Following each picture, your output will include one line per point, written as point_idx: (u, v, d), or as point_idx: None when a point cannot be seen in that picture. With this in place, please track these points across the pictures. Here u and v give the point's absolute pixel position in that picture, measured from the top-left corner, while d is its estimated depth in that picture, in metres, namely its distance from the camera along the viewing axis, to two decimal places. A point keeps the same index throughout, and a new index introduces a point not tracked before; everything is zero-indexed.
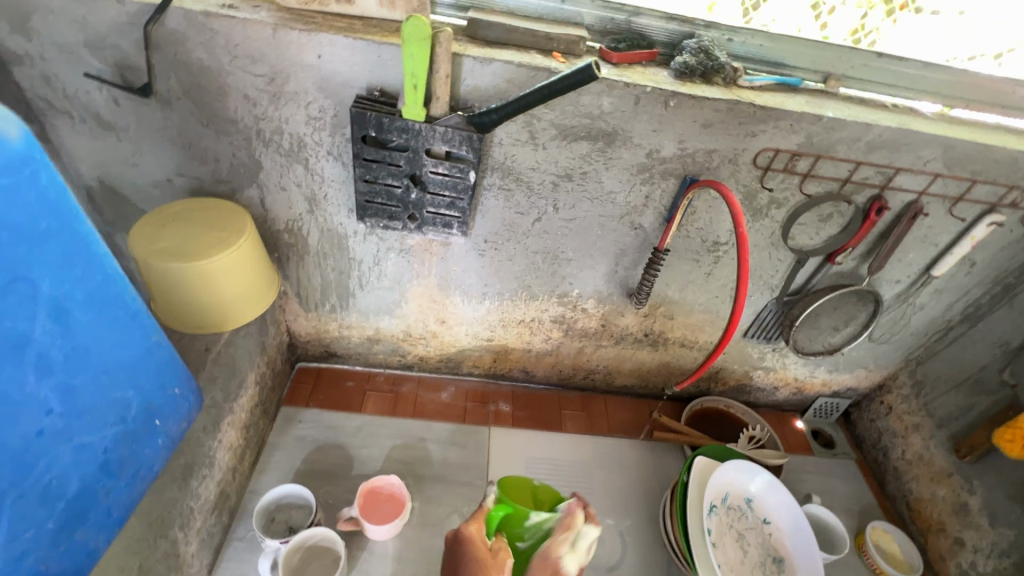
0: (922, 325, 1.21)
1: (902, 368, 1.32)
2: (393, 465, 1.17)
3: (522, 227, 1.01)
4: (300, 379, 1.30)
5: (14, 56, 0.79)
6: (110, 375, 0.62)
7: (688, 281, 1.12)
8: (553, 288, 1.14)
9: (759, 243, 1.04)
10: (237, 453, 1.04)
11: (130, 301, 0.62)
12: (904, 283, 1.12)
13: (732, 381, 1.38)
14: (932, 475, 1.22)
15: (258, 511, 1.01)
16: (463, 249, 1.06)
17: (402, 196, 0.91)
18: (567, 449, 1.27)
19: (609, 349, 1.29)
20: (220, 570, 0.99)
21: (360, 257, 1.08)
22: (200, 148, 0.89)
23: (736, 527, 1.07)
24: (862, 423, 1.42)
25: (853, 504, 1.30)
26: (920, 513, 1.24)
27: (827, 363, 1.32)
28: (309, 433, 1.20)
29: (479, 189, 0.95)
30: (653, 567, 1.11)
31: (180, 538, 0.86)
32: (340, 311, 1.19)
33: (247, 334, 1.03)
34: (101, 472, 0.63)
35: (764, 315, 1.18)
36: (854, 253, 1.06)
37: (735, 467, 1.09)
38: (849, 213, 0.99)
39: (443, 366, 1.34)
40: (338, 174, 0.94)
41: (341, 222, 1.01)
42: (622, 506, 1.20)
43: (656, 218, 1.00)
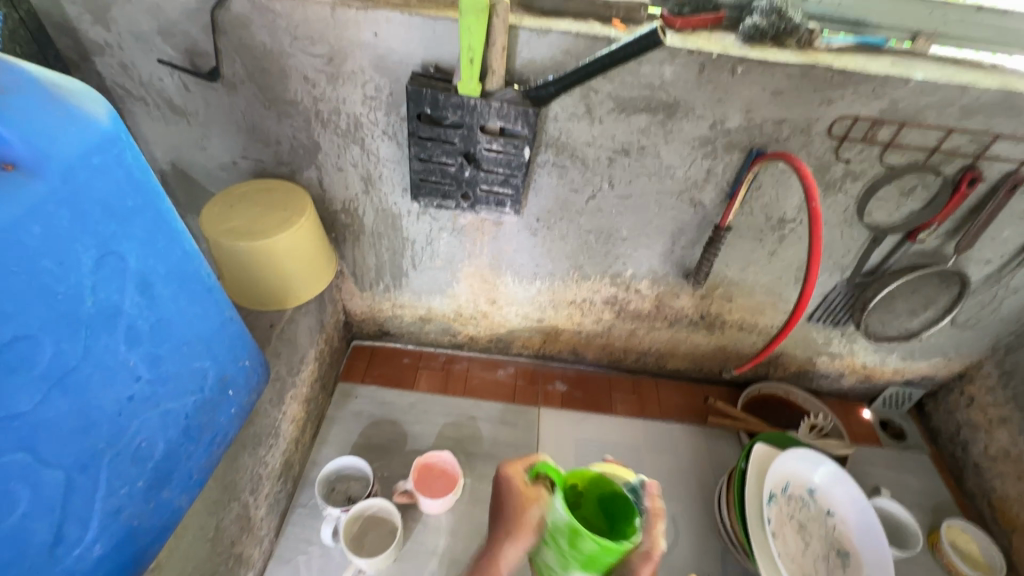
0: (1015, 309, 1.11)
1: (988, 356, 1.22)
2: (445, 441, 1.20)
3: (575, 205, 0.99)
4: (356, 356, 1.34)
5: (96, 46, 0.83)
6: (191, 346, 0.65)
7: (749, 261, 1.07)
8: (605, 268, 1.11)
9: (830, 220, 0.98)
10: (299, 425, 1.09)
11: (206, 277, 0.65)
12: (995, 263, 1.03)
13: (793, 367, 1.32)
14: (1021, 473, 1.12)
15: (319, 481, 1.06)
16: (515, 229, 1.05)
17: (456, 174, 0.91)
18: (618, 431, 1.26)
19: (662, 331, 1.25)
20: (286, 533, 1.05)
21: (413, 237, 1.09)
22: (263, 130, 0.92)
23: (797, 517, 1.03)
24: (939, 414, 1.32)
25: (927, 499, 1.22)
26: (1005, 513, 1.15)
27: (901, 350, 1.24)
28: (365, 408, 1.25)
29: (533, 166, 0.93)
30: (707, 553, 1.09)
31: (250, 502, 0.91)
32: (393, 291, 1.22)
33: (307, 312, 1.07)
34: (183, 437, 0.67)
35: (832, 298, 1.12)
36: (939, 231, 0.98)
37: (798, 455, 1.05)
38: (936, 186, 0.91)
39: (492, 347, 1.35)
40: (394, 153, 0.94)
41: (395, 202, 1.02)
42: (675, 491, 1.17)
43: (717, 194, 0.96)
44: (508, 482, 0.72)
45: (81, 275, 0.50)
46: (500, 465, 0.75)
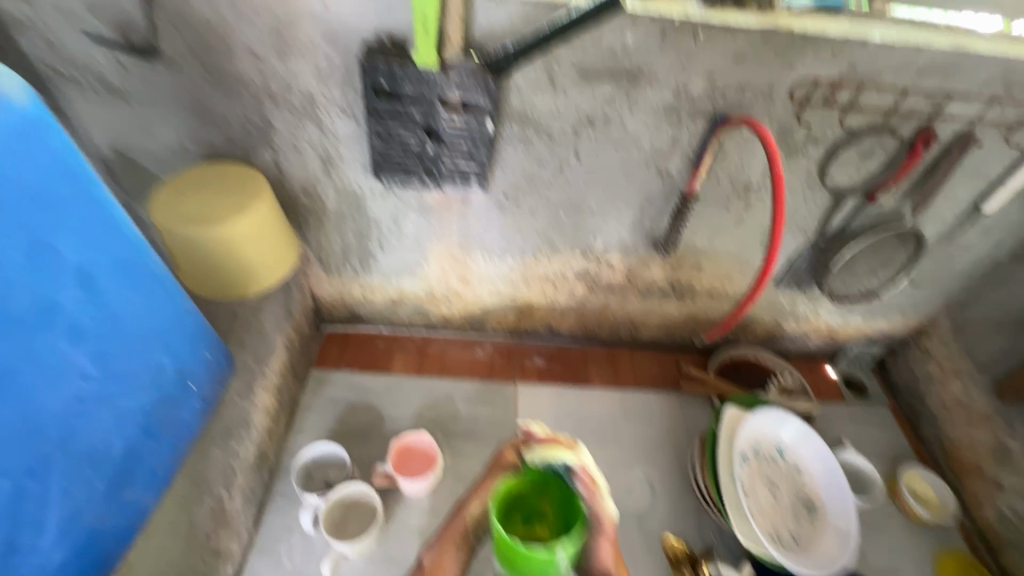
0: (967, 265, 1.16)
1: (943, 312, 1.27)
2: (423, 422, 1.20)
3: (543, 178, 0.98)
4: (328, 342, 1.32)
5: (17, 22, 0.77)
6: (143, 341, 0.63)
7: (717, 229, 1.08)
8: (576, 241, 1.11)
9: (794, 185, 0.99)
10: (272, 415, 1.07)
11: (154, 266, 0.62)
12: (949, 222, 1.06)
13: (762, 331, 1.35)
14: (972, 419, 1.19)
15: (297, 470, 1.07)
16: (483, 205, 1.03)
17: (418, 151, 0.88)
18: (596, 402, 1.27)
19: (634, 302, 1.26)
20: (265, 524, 1.03)
21: (379, 217, 1.06)
22: (210, 110, 0.87)
23: (769, 476, 1.07)
24: (898, 368, 1.38)
25: (888, 450, 1.28)
26: (958, 457, 1.21)
27: (862, 310, 1.28)
28: (340, 394, 1.23)
29: (498, 140, 0.91)
30: (684, 514, 1.13)
31: (224, 496, 0.89)
32: (362, 274, 1.19)
33: (272, 300, 1.04)
34: (143, 434, 0.65)
35: (797, 262, 1.14)
36: (898, 192, 1.00)
37: (766, 416, 1.08)
38: (893, 148, 0.93)
39: (467, 326, 1.34)
40: (353, 131, 0.91)
41: (358, 182, 0.99)
42: (652, 456, 1.20)
43: (683, 162, 0.95)
44: (505, 457, 0.80)
45: (10, 270, 0.46)
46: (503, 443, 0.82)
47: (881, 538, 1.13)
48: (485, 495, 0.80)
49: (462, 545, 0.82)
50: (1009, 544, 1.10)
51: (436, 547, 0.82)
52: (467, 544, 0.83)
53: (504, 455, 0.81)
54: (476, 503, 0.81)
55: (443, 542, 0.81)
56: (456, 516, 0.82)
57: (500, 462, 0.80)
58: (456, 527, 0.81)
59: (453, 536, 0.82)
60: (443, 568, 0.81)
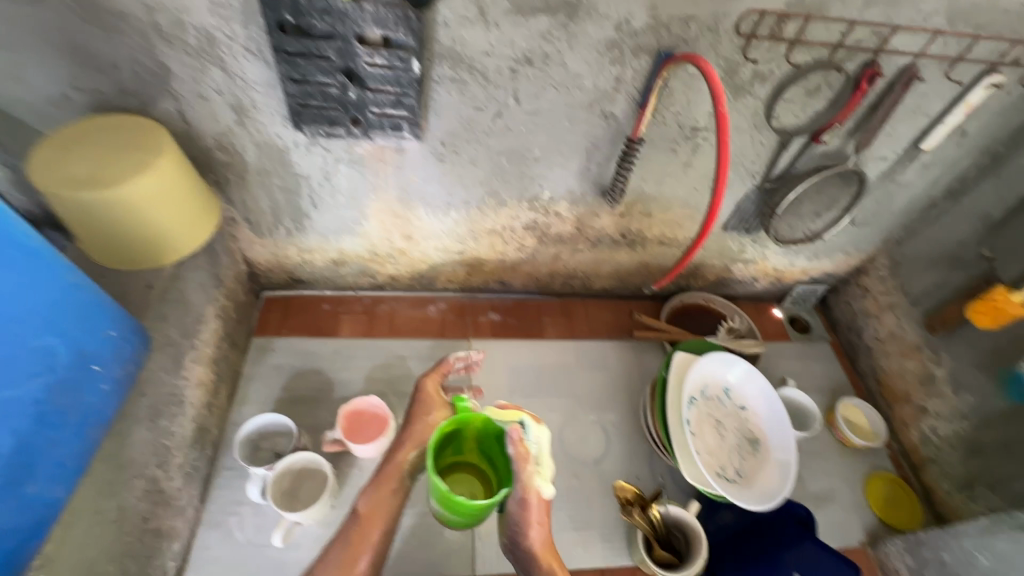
0: (905, 203, 1.18)
1: (881, 250, 1.30)
2: (374, 385, 1.17)
3: (481, 124, 0.91)
4: (268, 308, 1.25)
5: None
6: (22, 323, 0.56)
7: (665, 174, 1.05)
8: (522, 192, 1.06)
9: (741, 126, 0.96)
10: (210, 388, 1.02)
11: (24, 238, 0.55)
12: (889, 160, 1.07)
13: (712, 276, 1.36)
14: (903, 351, 1.25)
15: (240, 441, 1.01)
16: (419, 155, 0.96)
17: (339, 96, 0.80)
18: (550, 355, 1.27)
19: (586, 253, 1.24)
20: (212, 498, 1.00)
21: (307, 172, 0.97)
22: (90, 52, 0.75)
23: (715, 415, 1.10)
24: (839, 306, 1.43)
25: (826, 383, 1.35)
26: (889, 387, 1.29)
27: (807, 251, 1.31)
28: (285, 361, 1.18)
29: (428, 82, 0.83)
30: (636, 457, 1.16)
31: (160, 475, 0.85)
32: (297, 234, 1.11)
33: (195, 267, 0.96)
34: (38, 424, 0.59)
35: (744, 206, 1.13)
36: (842, 130, 0.99)
37: (713, 359, 1.10)
38: (838, 84, 0.91)
39: (416, 284, 1.29)
40: (264, 75, 0.81)
41: (277, 134, 0.90)
42: (606, 404, 1.22)
43: (628, 104, 0.91)
44: (430, 394, 0.96)
45: None
46: (421, 376, 0.99)
47: (817, 465, 1.20)
48: (417, 437, 0.90)
49: (398, 488, 0.87)
50: (929, 461, 1.19)
51: (371, 489, 0.86)
52: (404, 489, 0.88)
53: (425, 390, 0.97)
54: (412, 448, 0.90)
55: (379, 486, 0.86)
56: (387, 462, 0.89)
57: (419, 390, 0.97)
58: (392, 475, 0.88)
59: (390, 481, 0.87)
60: (379, 506, 0.85)
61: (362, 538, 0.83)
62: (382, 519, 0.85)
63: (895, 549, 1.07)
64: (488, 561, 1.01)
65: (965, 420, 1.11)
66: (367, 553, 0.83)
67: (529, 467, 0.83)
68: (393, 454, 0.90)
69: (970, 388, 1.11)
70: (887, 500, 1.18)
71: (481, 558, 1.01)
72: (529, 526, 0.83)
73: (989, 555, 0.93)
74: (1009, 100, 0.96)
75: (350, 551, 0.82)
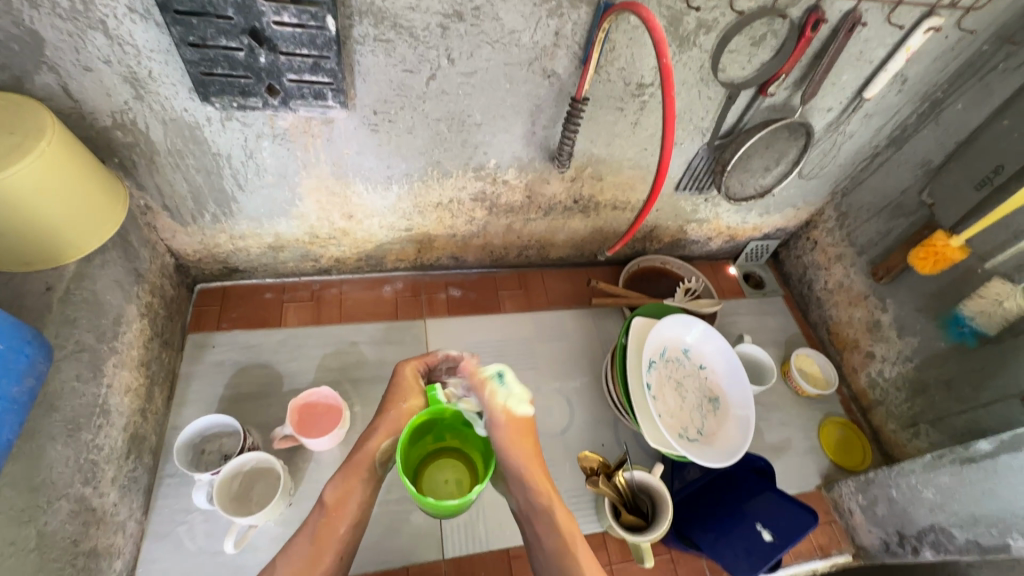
0: (850, 154, 1.18)
1: (828, 202, 1.32)
2: (327, 373, 1.11)
3: (415, 88, 0.84)
4: (204, 301, 1.15)
5: None
6: None
7: (614, 134, 1.01)
8: (466, 160, 1.00)
9: (687, 80, 0.93)
10: (141, 393, 0.94)
11: None
12: (835, 110, 1.06)
13: (667, 238, 1.35)
14: (851, 300, 1.28)
15: (181, 445, 0.93)
16: (350, 126, 0.88)
17: (248, 61, 0.72)
18: (509, 329, 1.24)
19: (539, 222, 1.20)
20: (156, 508, 0.94)
21: (226, 150, 0.88)
22: None
23: (675, 377, 1.10)
24: (789, 260, 1.46)
25: (780, 336, 1.38)
26: (839, 335, 1.33)
27: (758, 208, 1.31)
28: (227, 357, 1.10)
29: (350, 43, 0.76)
30: (601, 424, 1.16)
31: (86, 493, 0.78)
32: (225, 220, 1.02)
33: (106, 262, 0.86)
34: None
35: (695, 164, 1.11)
36: (787, 82, 0.97)
37: (671, 322, 1.10)
38: (783, 33, 0.88)
39: (364, 265, 1.22)
40: (156, 40, 0.71)
41: (185, 108, 0.80)
42: (569, 374, 1.21)
43: (570, 61, 0.86)
44: (403, 379, 0.87)
45: None
46: (400, 361, 0.89)
47: (773, 416, 1.24)
48: (388, 428, 0.82)
49: (368, 479, 0.80)
50: (876, 404, 1.24)
51: (340, 477, 0.80)
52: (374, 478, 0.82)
53: (401, 381, 0.87)
54: (383, 438, 0.82)
55: (348, 474, 0.80)
56: (357, 451, 0.82)
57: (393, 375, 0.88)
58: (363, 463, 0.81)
59: (361, 468, 0.80)
60: (346, 495, 0.79)
61: (327, 533, 0.76)
62: (349, 509, 0.79)
63: (848, 490, 1.12)
64: (456, 542, 0.99)
65: (909, 363, 1.15)
66: (334, 548, 0.76)
67: (489, 387, 0.81)
68: (364, 442, 0.82)
69: (913, 331, 1.14)
70: (839, 444, 1.23)
71: (449, 540, 0.99)
72: (515, 454, 0.80)
73: (933, 489, 0.96)
74: (947, 43, 0.96)
75: (314, 544, 0.75)
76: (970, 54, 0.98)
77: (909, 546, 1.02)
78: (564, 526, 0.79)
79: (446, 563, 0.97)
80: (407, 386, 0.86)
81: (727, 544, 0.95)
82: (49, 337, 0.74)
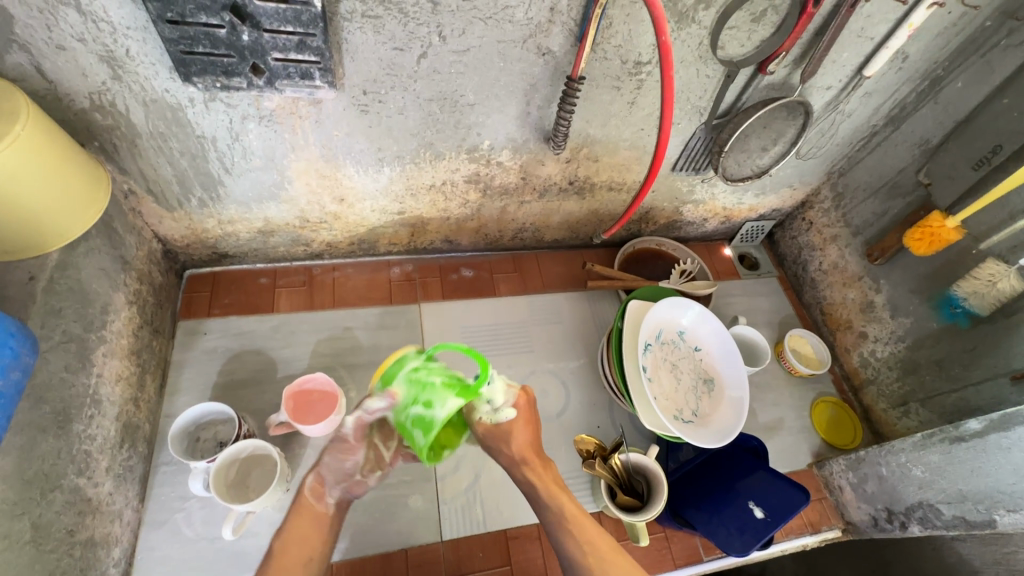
0: (848, 134, 1.17)
1: (825, 182, 1.31)
2: (321, 359, 1.10)
3: (405, 68, 0.81)
4: (194, 287, 1.13)
5: None
6: None
7: (610, 114, 0.99)
8: (459, 142, 0.98)
9: (685, 57, 0.91)
10: (133, 382, 0.93)
11: None
12: (835, 88, 1.05)
13: (662, 219, 1.34)
14: (845, 280, 1.28)
15: (175, 433, 0.92)
16: (339, 107, 0.85)
17: (231, 40, 0.69)
18: (505, 312, 1.23)
19: (533, 205, 1.18)
20: (153, 497, 0.94)
21: (211, 133, 0.85)
22: None
23: (670, 360, 1.10)
24: (785, 241, 1.46)
25: (774, 317, 1.38)
26: (832, 315, 1.33)
27: (754, 188, 1.30)
28: (220, 344, 1.09)
29: (337, 20, 0.73)
30: (597, 406, 1.16)
31: (80, 484, 0.78)
32: (212, 205, 0.99)
33: (90, 250, 0.84)
34: None
35: (692, 144, 1.10)
36: (788, 59, 0.95)
37: (667, 304, 1.09)
38: (784, 8, 0.85)
39: (358, 250, 1.21)
40: (132, 16, 0.68)
41: (166, 89, 0.77)
42: (565, 356, 1.21)
43: (566, 38, 0.83)
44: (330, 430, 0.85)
45: None
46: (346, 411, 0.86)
47: (767, 396, 1.25)
48: (314, 470, 0.82)
49: (317, 520, 0.81)
50: (868, 383, 1.25)
51: (288, 529, 0.80)
52: (328, 522, 0.82)
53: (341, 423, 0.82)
54: (309, 477, 0.83)
55: (295, 528, 0.80)
56: (300, 499, 0.82)
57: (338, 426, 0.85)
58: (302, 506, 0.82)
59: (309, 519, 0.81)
60: (299, 542, 0.79)
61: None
62: (299, 556, 0.78)
63: (838, 468, 1.14)
64: (454, 525, 1.00)
65: (901, 343, 1.16)
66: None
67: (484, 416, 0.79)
68: (308, 484, 0.82)
69: (906, 312, 1.14)
70: (831, 423, 1.24)
71: (447, 522, 1.00)
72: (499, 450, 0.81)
73: (922, 467, 0.97)
74: (949, 19, 0.94)
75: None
76: (972, 30, 0.96)
77: (897, 522, 1.04)
78: (563, 501, 0.79)
79: (444, 545, 0.98)
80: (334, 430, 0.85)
81: (720, 523, 0.96)
82: (35, 328, 0.73)
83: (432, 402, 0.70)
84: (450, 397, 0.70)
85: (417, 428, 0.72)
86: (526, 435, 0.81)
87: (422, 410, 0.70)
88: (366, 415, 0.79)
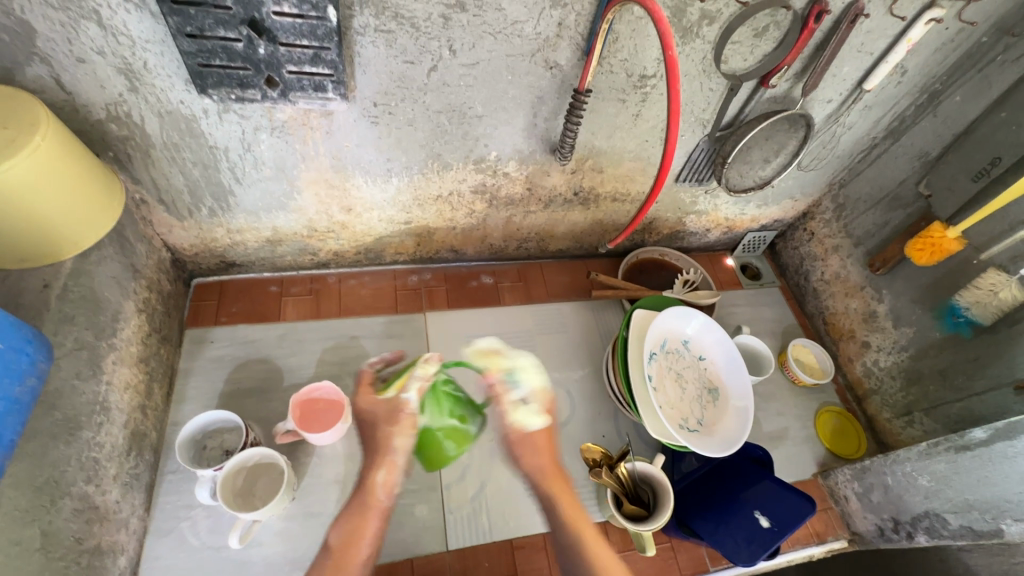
0: (848, 146, 1.19)
1: (826, 193, 1.32)
2: (327, 368, 1.11)
3: (415, 80, 0.83)
4: (202, 295, 1.14)
5: None
6: None
7: (615, 126, 1.01)
8: (467, 153, 0.99)
9: (689, 71, 0.93)
10: (142, 390, 0.93)
11: None
12: (835, 102, 1.07)
13: (665, 230, 1.36)
14: (847, 290, 1.29)
15: (182, 441, 0.92)
16: (350, 118, 0.87)
17: (247, 53, 0.71)
18: (509, 321, 1.24)
19: (538, 215, 1.19)
20: (158, 505, 0.94)
21: (223, 143, 0.87)
22: None
23: (675, 369, 1.11)
24: (787, 251, 1.47)
25: (777, 326, 1.39)
26: (835, 325, 1.34)
27: (757, 200, 1.31)
28: (226, 352, 1.09)
29: (350, 34, 0.74)
30: (602, 416, 1.17)
31: (89, 492, 0.78)
32: (222, 214, 1.00)
33: (102, 259, 0.85)
34: None
35: (696, 155, 1.11)
36: (790, 72, 0.97)
37: (672, 313, 1.10)
38: (786, 23, 0.87)
39: (364, 259, 1.22)
40: (151, 30, 0.69)
41: (181, 100, 0.79)
42: (570, 365, 1.22)
43: (573, 52, 0.85)
44: (374, 406, 0.87)
45: None
46: (363, 398, 0.89)
47: (771, 406, 1.26)
48: (384, 457, 0.85)
49: (379, 512, 0.84)
50: (872, 393, 1.25)
51: (348, 523, 0.82)
52: (385, 513, 0.84)
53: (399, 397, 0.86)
54: (381, 470, 0.85)
55: (356, 522, 0.82)
56: (359, 496, 0.85)
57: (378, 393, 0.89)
58: (368, 498, 0.84)
59: (369, 515, 0.83)
60: (357, 537, 0.81)
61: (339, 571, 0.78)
62: (359, 554, 0.80)
63: (843, 478, 1.14)
64: (460, 533, 1.00)
65: (904, 352, 1.17)
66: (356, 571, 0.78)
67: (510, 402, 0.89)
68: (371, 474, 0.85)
69: (909, 322, 1.15)
70: (835, 433, 1.24)
71: (452, 531, 1.00)
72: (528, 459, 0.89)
73: (928, 476, 0.97)
74: (947, 35, 0.96)
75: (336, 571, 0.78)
76: (970, 45, 0.98)
77: (903, 532, 1.04)
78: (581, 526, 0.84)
79: (450, 555, 0.98)
80: (382, 405, 0.87)
81: (727, 533, 0.96)
82: (47, 335, 0.73)
83: (466, 417, 0.89)
84: (479, 415, 0.90)
85: (452, 441, 0.89)
86: (548, 457, 0.89)
87: (461, 424, 0.89)
88: (425, 381, 0.86)
